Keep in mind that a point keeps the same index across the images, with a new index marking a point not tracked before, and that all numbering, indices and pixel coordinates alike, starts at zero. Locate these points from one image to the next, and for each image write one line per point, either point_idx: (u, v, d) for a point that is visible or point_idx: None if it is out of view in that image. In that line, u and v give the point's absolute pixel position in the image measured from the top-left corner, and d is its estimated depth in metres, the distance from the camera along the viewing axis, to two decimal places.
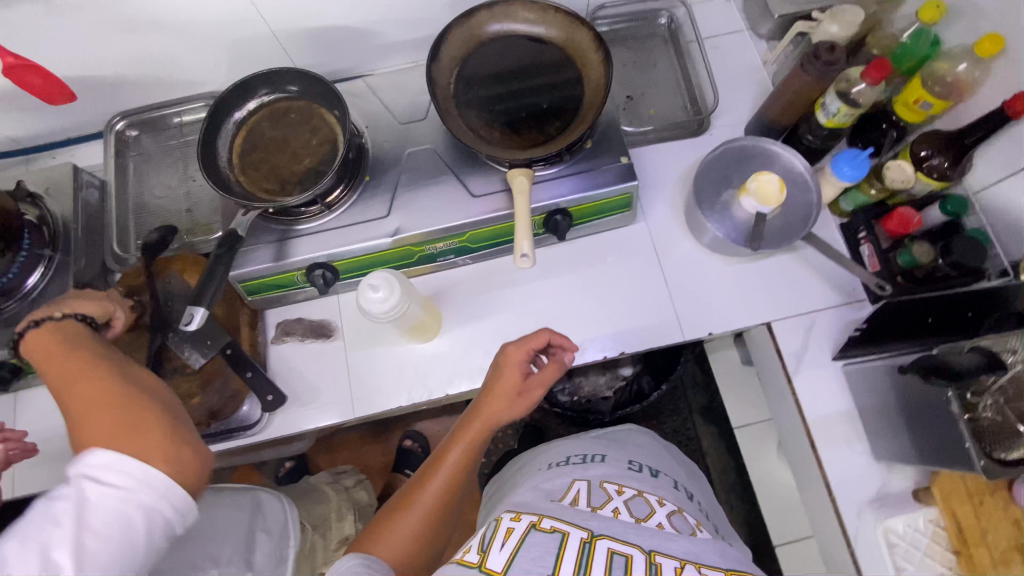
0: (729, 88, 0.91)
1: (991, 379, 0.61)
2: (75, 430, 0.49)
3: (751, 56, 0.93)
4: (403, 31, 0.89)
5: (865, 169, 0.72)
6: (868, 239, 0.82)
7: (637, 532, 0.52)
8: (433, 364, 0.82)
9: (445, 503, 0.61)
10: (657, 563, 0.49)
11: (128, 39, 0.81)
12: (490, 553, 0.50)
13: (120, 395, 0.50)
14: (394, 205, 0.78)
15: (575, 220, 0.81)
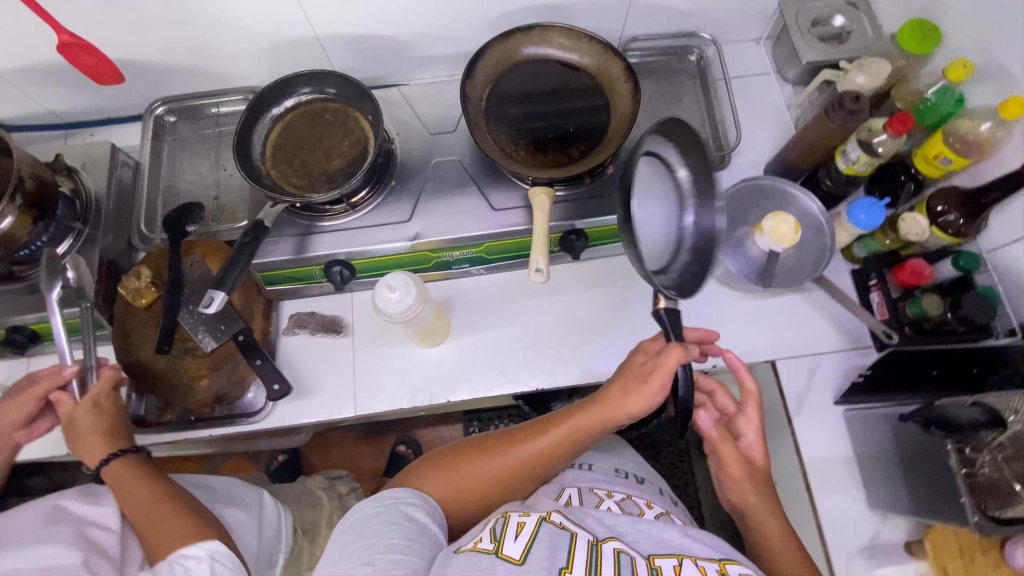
0: (752, 128, 0.94)
1: (992, 435, 0.62)
2: (153, 544, 0.61)
3: (776, 99, 0.95)
4: (441, 46, 0.92)
5: (880, 218, 0.73)
6: (877, 287, 0.82)
7: (637, 530, 0.60)
8: (437, 370, 0.83)
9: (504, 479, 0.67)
10: (657, 565, 0.55)
11: (180, 30, 0.84)
12: (505, 542, 0.55)
13: (190, 516, 0.63)
14: (417, 211, 0.80)
15: (590, 241, 0.83)
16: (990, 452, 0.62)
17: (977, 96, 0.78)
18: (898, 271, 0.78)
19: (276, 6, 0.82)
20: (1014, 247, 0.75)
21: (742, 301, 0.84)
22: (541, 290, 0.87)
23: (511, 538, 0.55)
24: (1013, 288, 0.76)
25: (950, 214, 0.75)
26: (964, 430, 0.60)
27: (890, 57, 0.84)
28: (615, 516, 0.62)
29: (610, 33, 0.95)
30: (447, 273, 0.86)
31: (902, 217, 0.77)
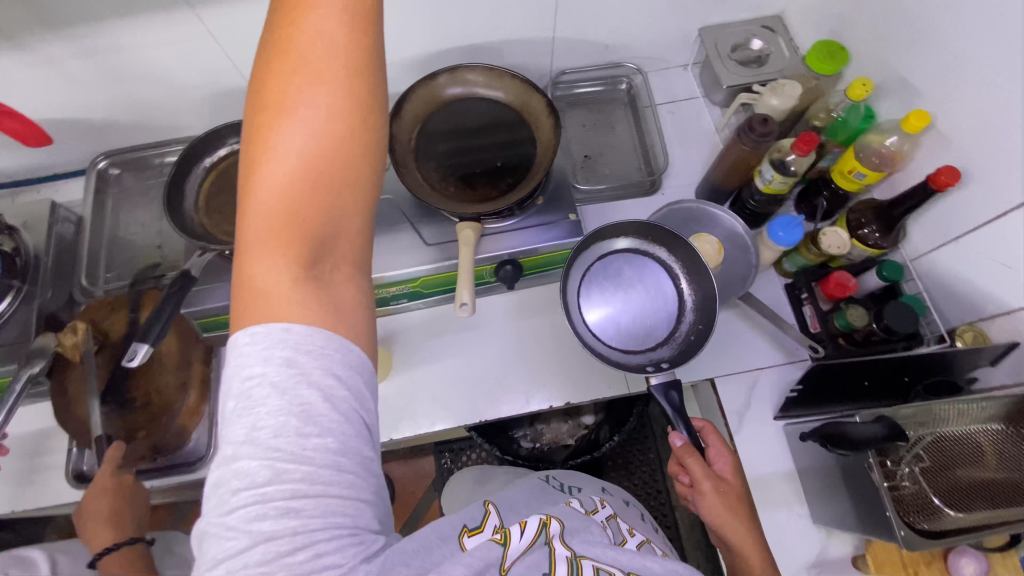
0: (683, 151, 0.96)
1: (906, 450, 0.65)
2: None
3: (706, 122, 0.98)
4: None
5: (798, 235, 0.75)
6: (809, 300, 0.84)
7: (616, 556, 0.51)
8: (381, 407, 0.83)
9: None
10: None
11: (114, 88, 0.87)
12: (512, 539, 0.49)
13: None
14: None
15: (525, 270, 0.84)
16: (907, 464, 0.66)
17: (887, 110, 0.80)
18: (824, 284, 0.79)
19: (206, 60, 0.84)
20: (934, 255, 0.76)
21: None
22: (482, 320, 0.88)
23: (518, 535, 0.50)
24: (939, 295, 0.77)
25: (867, 226, 0.77)
26: (862, 446, 0.62)
27: (805, 77, 0.87)
28: (600, 535, 0.54)
29: (540, 67, 0.98)
30: (387, 310, 0.87)
31: (824, 231, 0.78)
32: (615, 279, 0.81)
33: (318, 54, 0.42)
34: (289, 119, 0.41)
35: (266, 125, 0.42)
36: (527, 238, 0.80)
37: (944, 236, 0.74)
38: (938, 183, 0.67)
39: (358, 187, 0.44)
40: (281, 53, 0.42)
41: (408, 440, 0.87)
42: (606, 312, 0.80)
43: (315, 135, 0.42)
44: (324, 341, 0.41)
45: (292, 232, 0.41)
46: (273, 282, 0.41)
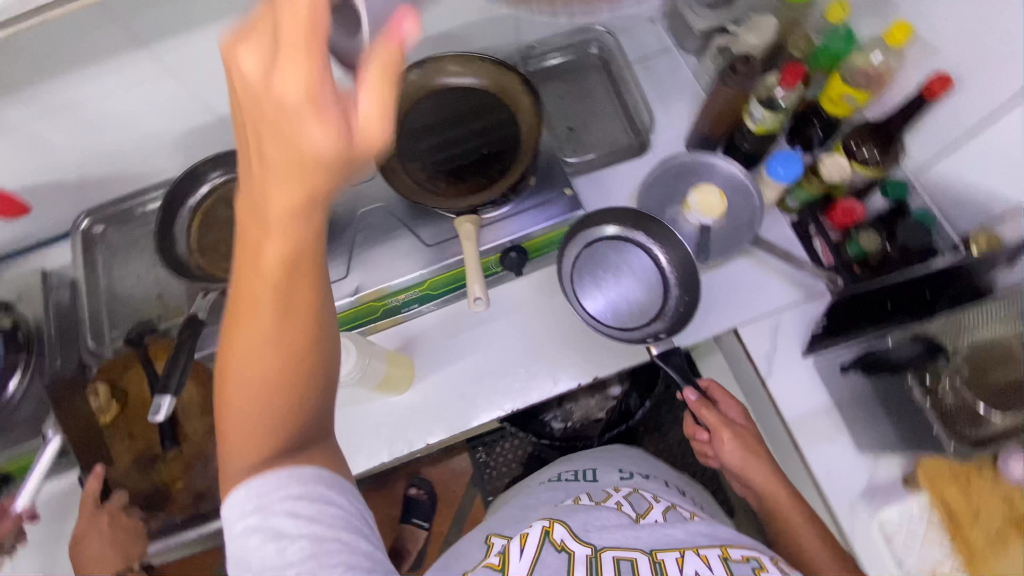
0: (666, 105, 0.93)
1: (944, 362, 0.73)
2: None
3: (684, 71, 0.95)
4: None
5: (798, 168, 0.74)
6: (817, 233, 0.82)
7: (635, 535, 0.57)
8: (409, 416, 0.83)
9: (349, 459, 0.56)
10: (660, 562, 0.53)
11: (78, 143, 0.84)
12: (512, 560, 0.53)
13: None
14: (351, 265, 0.80)
15: (529, 254, 0.83)
16: (946, 378, 0.73)
17: (868, 27, 0.78)
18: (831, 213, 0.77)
19: (166, 98, 0.81)
20: (938, 165, 0.74)
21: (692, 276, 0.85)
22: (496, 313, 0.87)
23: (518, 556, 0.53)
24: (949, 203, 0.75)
25: (864, 149, 0.76)
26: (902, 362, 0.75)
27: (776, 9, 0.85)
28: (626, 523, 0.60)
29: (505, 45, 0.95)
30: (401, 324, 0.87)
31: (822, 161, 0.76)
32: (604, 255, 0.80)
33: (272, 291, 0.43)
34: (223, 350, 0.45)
35: (239, 330, 0.45)
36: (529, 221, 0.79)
37: (942, 145, 0.73)
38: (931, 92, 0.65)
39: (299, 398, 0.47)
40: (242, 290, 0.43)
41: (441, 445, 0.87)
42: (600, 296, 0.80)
43: (276, 365, 0.45)
44: (281, 486, 0.46)
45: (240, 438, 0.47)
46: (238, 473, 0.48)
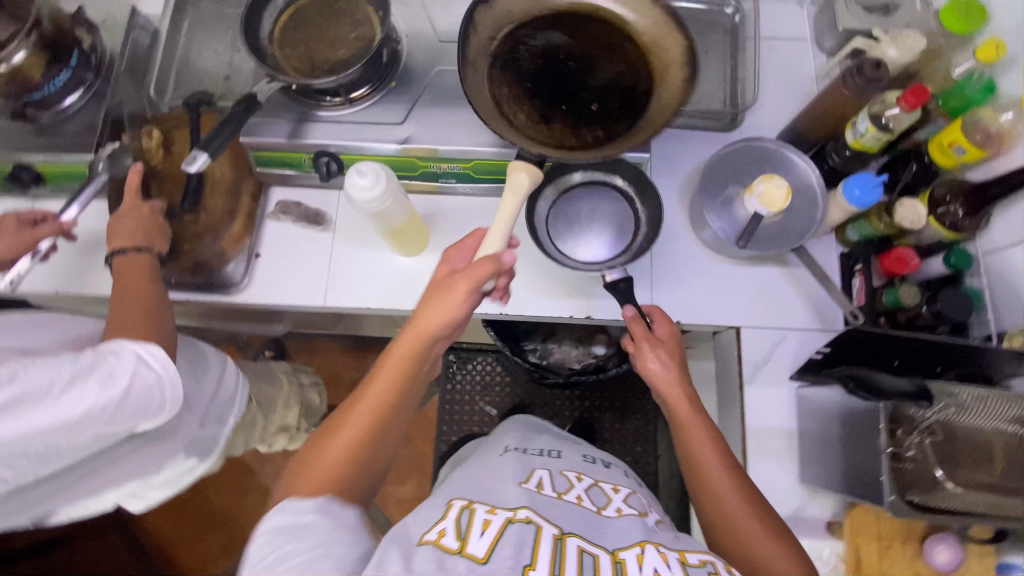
0: (448, 108, 0.80)
1: (921, 413, 0.62)
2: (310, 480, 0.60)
3: (396, 115, 0.80)
4: (372, 106, 0.80)
5: (874, 196, 0.71)
6: (861, 272, 0.79)
7: (588, 520, 0.63)
8: (402, 278, 0.86)
9: (365, 437, 0.64)
10: (563, 540, 0.58)
11: (227, 323, 1.07)
12: (469, 541, 0.56)
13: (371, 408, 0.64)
14: (251, 280, 0.85)
15: (472, 176, 0.84)
16: (919, 434, 0.61)
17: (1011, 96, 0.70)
18: (884, 257, 0.76)
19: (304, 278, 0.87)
20: (1007, 253, 0.71)
21: (738, 267, 0.84)
22: (668, 180, 0.88)
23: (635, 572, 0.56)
24: (779, 230, 0.77)
25: (952, 205, 0.72)
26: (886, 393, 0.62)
27: (910, 211, 0.73)
28: (581, 505, 0.66)
29: (259, 31, 0.79)
30: (428, 164, 0.82)
31: (902, 201, 0.74)
32: (830, 310, 0.81)
33: (386, 391, 0.64)
34: (337, 437, 0.63)
35: (325, 446, 0.63)
36: None
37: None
38: (896, 261, 0.74)
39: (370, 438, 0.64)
40: (374, 389, 0.64)
41: (266, 299, 0.85)
42: (583, 244, 0.82)
43: (344, 452, 0.62)
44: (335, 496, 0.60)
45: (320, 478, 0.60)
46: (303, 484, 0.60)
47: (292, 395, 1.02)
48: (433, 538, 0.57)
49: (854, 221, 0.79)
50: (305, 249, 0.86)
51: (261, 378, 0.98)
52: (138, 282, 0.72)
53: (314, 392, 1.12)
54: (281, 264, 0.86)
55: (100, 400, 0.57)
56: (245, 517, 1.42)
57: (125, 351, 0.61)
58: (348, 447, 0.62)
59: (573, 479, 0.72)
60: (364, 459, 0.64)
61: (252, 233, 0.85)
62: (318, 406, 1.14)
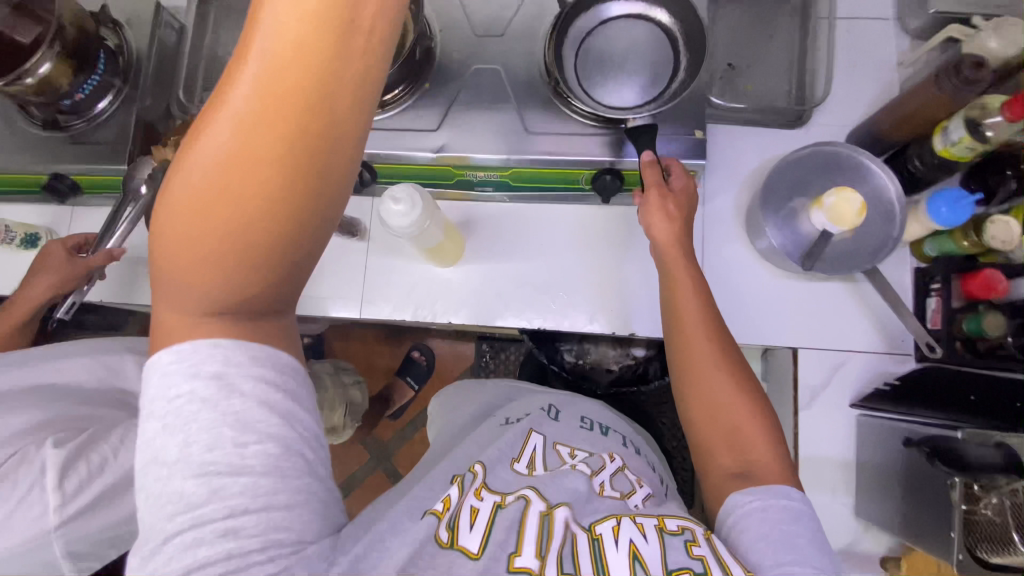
0: (485, 113, 0.75)
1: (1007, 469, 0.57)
2: (205, 268, 0.37)
3: (430, 120, 0.76)
4: (406, 111, 0.76)
5: (965, 216, 0.64)
6: (939, 291, 0.72)
7: (579, 491, 0.59)
8: (443, 289, 0.83)
9: (271, 185, 0.35)
10: (550, 517, 0.54)
11: None
12: (460, 534, 0.52)
13: (229, 246, 0.37)
14: None
15: (511, 183, 0.79)
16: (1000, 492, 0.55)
17: None
18: (967, 279, 0.68)
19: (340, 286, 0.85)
20: None
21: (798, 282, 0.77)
22: (720, 184, 0.81)
23: (611, 547, 0.52)
24: (845, 250, 0.70)
25: None
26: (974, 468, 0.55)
27: (1004, 228, 0.64)
28: (575, 473, 0.62)
29: None
30: (464, 173, 0.78)
31: (992, 218, 0.65)
32: (898, 331, 0.75)
33: (280, 139, 0.35)
34: (214, 215, 0.36)
35: (163, 226, 0.38)
36: (548, 130, 0.75)
37: None
38: (980, 284, 0.66)
39: (327, 178, 0.37)
40: (259, 99, 0.34)
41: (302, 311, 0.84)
42: (619, 87, 0.73)
43: (243, 212, 0.36)
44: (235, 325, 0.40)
45: (194, 220, 0.37)
46: (207, 249, 0.37)
47: (336, 397, 1.06)
48: (438, 513, 0.54)
49: (935, 235, 0.71)
50: (342, 258, 0.84)
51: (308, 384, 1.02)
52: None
53: (356, 391, 1.15)
54: (316, 274, 0.84)
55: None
56: None
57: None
58: (250, 205, 0.36)
59: (567, 455, 0.67)
60: (268, 258, 0.38)
61: None
62: (360, 404, 1.16)
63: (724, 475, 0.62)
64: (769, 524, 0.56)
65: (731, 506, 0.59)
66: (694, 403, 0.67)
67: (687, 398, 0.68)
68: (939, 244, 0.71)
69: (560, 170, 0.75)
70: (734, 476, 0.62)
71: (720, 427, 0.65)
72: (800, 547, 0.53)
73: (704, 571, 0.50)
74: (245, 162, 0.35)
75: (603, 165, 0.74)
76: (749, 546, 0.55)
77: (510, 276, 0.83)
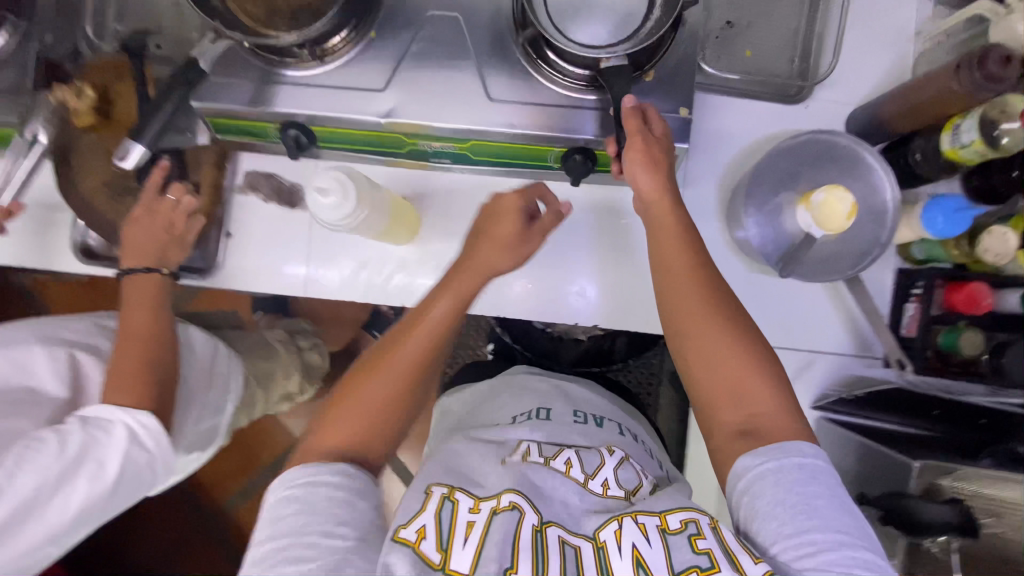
0: (442, 70, 0.63)
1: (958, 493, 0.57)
2: (336, 440, 0.52)
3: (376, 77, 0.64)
4: (349, 66, 0.64)
5: (961, 227, 0.59)
6: (918, 298, 0.68)
7: (565, 500, 0.50)
8: (398, 269, 0.77)
9: (422, 365, 0.56)
10: (543, 534, 0.46)
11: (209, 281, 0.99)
12: (452, 552, 0.44)
13: (383, 401, 0.54)
14: (225, 263, 0.77)
15: (471, 156, 0.70)
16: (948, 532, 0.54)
17: None
18: (951, 290, 0.64)
19: (281, 260, 0.77)
20: None
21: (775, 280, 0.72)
22: (704, 164, 0.72)
23: (614, 554, 0.45)
24: (829, 255, 0.64)
25: None
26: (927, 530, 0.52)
27: (1000, 241, 0.60)
28: (568, 477, 0.51)
29: None
30: (417, 142, 0.68)
31: (989, 228, 0.61)
32: (869, 335, 0.72)
33: (417, 361, 0.55)
34: (378, 377, 0.55)
35: (351, 393, 0.55)
36: (514, 94, 0.63)
37: None
38: (963, 297, 0.62)
39: (426, 383, 0.57)
40: (440, 303, 0.56)
41: (241, 285, 0.77)
42: (584, 16, 0.58)
43: (384, 401, 0.54)
44: (369, 428, 0.54)
45: (354, 420, 0.53)
46: (368, 395, 0.54)
47: (291, 362, 0.97)
48: (411, 541, 0.44)
49: (924, 240, 0.66)
50: (284, 230, 0.76)
51: (259, 349, 0.93)
52: (142, 309, 0.67)
53: (314, 353, 1.06)
54: (256, 246, 0.77)
55: (93, 489, 0.58)
56: (258, 441, 1.37)
57: (117, 429, 0.60)
58: (397, 390, 0.55)
59: (563, 445, 0.56)
60: (399, 414, 0.55)
61: (221, 212, 0.76)
62: (319, 366, 1.08)
63: (728, 435, 0.49)
64: (785, 488, 0.44)
65: (739, 471, 0.47)
66: (682, 350, 0.53)
67: (675, 345, 0.54)
68: (929, 247, 0.66)
69: (528, 146, 0.66)
70: (739, 435, 0.49)
71: (716, 380, 0.51)
72: (821, 510, 0.43)
73: (711, 567, 0.43)
74: (415, 329, 0.55)
75: (573, 143, 0.64)
76: (766, 512, 0.44)
77: None
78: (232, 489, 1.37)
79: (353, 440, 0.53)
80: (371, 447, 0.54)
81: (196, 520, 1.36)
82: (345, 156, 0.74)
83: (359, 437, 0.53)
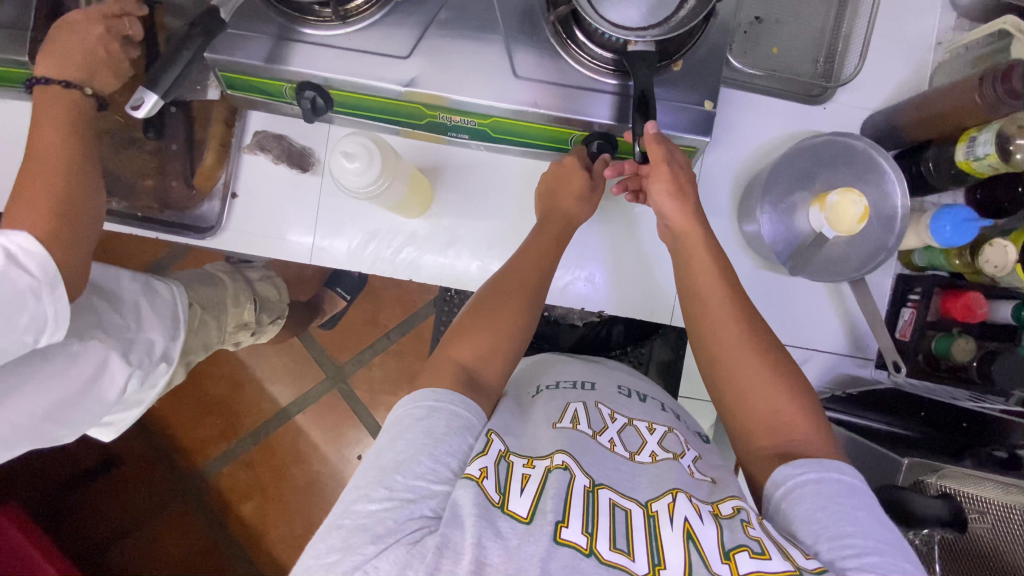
0: (469, 43, 0.62)
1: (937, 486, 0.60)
2: (481, 367, 0.58)
3: (400, 44, 0.62)
4: (373, 30, 0.62)
5: (966, 237, 0.61)
6: (915, 303, 0.70)
7: (613, 467, 0.53)
8: (404, 240, 0.76)
9: (524, 295, 0.62)
10: (596, 495, 0.49)
11: None
12: (510, 496, 0.48)
13: (494, 330, 0.59)
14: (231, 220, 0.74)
15: (490, 134, 0.69)
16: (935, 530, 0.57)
17: None
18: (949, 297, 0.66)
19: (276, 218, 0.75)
20: None
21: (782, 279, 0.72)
22: (721, 158, 0.72)
23: (666, 525, 0.47)
24: (832, 256, 0.66)
25: None
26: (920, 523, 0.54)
27: (1001, 253, 0.61)
28: (612, 453, 0.55)
29: None
30: (437, 114, 0.67)
31: (991, 241, 0.62)
32: (865, 336, 0.73)
33: (538, 277, 0.64)
34: (483, 313, 0.60)
35: (459, 327, 0.60)
36: (540, 73, 0.62)
37: None
38: (964, 305, 0.64)
39: (530, 321, 0.62)
40: (531, 262, 0.64)
41: (241, 248, 0.75)
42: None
43: (497, 326, 0.59)
44: (490, 351, 0.58)
45: (494, 335, 0.59)
46: (466, 339, 0.58)
47: (240, 291, 0.88)
48: (475, 477, 0.48)
49: (927, 248, 0.68)
50: (291, 193, 0.75)
51: (200, 280, 0.83)
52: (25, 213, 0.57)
53: (267, 285, 0.96)
54: (260, 210, 0.75)
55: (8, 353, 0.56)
56: (242, 407, 1.36)
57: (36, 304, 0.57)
58: (503, 316, 0.60)
59: (609, 418, 0.60)
60: (508, 339, 0.60)
61: (225, 173, 0.73)
62: (278, 299, 0.97)
63: (769, 445, 0.52)
64: (826, 496, 0.47)
65: (778, 479, 0.50)
66: (724, 366, 0.56)
67: (729, 348, 0.56)
68: (931, 255, 0.68)
69: (547, 128, 0.65)
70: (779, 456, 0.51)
71: (765, 393, 0.53)
72: (862, 520, 0.45)
73: (762, 552, 0.45)
74: (533, 275, 0.63)
75: (596, 128, 0.64)
76: (806, 517, 0.46)
77: (479, 237, 0.76)
78: (215, 453, 1.35)
79: (467, 356, 0.58)
80: (486, 345, 0.58)
81: (174, 483, 1.35)
82: (360, 124, 0.72)
83: (469, 354, 0.58)
